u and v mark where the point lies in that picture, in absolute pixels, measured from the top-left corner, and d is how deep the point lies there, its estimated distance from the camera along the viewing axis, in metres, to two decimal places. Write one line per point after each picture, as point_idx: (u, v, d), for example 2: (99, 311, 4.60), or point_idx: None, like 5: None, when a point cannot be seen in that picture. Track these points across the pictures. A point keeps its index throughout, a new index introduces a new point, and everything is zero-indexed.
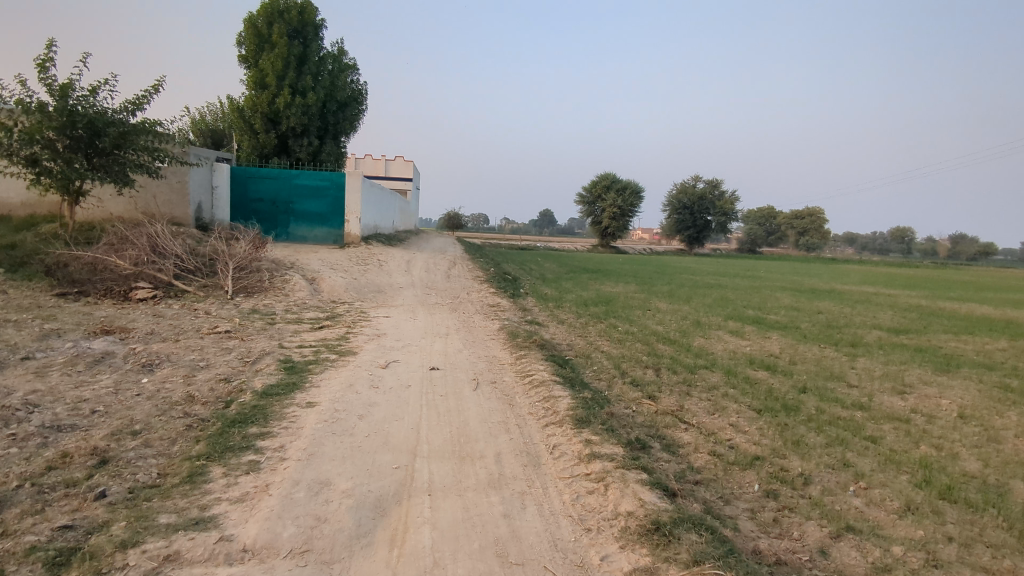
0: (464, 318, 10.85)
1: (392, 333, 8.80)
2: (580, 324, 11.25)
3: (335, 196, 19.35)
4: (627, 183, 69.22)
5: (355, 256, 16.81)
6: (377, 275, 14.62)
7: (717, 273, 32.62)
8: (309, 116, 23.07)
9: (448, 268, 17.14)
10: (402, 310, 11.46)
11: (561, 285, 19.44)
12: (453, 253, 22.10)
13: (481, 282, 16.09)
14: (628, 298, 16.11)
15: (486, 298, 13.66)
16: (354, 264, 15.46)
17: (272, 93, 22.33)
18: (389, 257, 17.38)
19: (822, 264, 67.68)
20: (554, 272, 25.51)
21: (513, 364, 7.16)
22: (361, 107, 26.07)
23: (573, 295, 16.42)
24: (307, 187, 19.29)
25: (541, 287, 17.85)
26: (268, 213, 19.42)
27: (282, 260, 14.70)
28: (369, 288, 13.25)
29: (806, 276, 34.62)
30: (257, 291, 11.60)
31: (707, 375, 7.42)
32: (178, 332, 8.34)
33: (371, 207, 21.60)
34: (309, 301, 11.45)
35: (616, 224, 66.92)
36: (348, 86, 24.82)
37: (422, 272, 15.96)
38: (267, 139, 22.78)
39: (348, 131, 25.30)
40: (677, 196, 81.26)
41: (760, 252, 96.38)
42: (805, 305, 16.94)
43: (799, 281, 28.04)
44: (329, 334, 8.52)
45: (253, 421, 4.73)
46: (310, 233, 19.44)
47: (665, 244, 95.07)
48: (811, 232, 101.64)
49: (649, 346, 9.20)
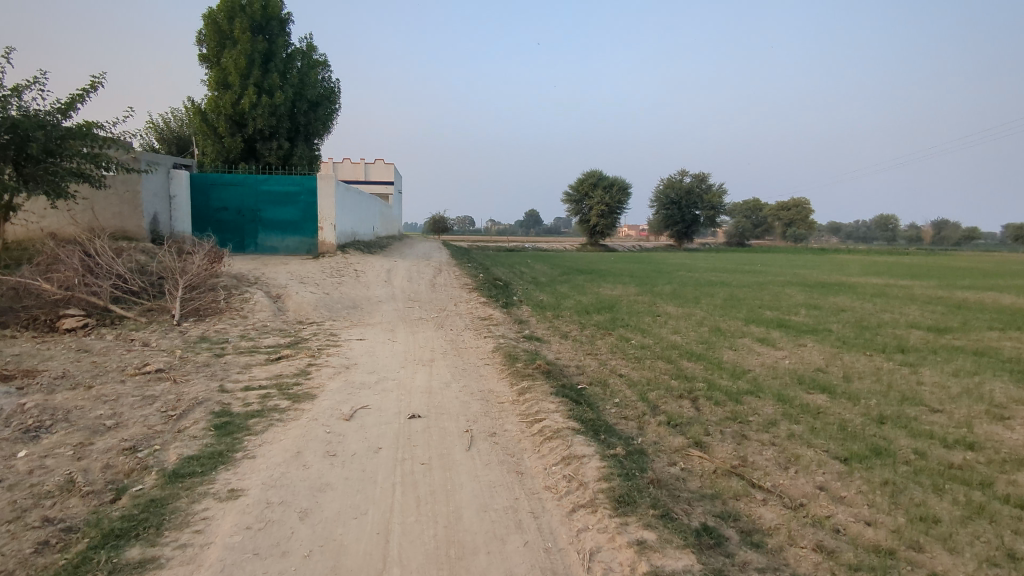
0: (452, 337, 9.31)
1: (365, 363, 7.26)
2: (586, 337, 9.73)
3: (307, 202, 17.71)
4: (614, 180, 67.94)
5: (330, 267, 15.20)
6: (352, 287, 13.02)
7: (715, 268, 31.31)
8: (277, 117, 21.41)
9: (432, 276, 15.55)
10: (379, 330, 9.89)
11: (556, 289, 17.96)
12: (439, 259, 20.51)
13: (470, 290, 14.54)
14: (633, 303, 14.61)
15: (476, 310, 12.11)
16: (328, 276, 13.85)
17: (236, 93, 20.65)
18: (367, 267, 15.78)
19: (814, 253, 66.88)
20: (547, 275, 24.03)
21: (515, 403, 5.63)
22: (336, 107, 24.40)
23: (572, 301, 14.91)
24: (275, 194, 17.68)
25: (536, 293, 16.34)
26: (234, 223, 17.77)
27: (244, 275, 13.06)
28: (344, 303, 11.66)
29: (805, 268, 33.39)
30: (209, 314, 9.98)
31: (759, 405, 5.94)
32: (96, 374, 6.72)
33: (347, 212, 19.88)
34: (270, 322, 9.86)
35: (604, 221, 65.64)
36: (320, 84, 23.16)
37: (404, 282, 14.38)
38: (233, 143, 21.06)
39: (322, 133, 23.61)
40: (664, 191, 80.13)
41: (748, 245, 95.60)
42: (824, 302, 15.54)
43: (802, 274, 26.78)
44: (287, 368, 6.96)
45: (140, 534, 3.16)
46: (282, 242, 17.81)
47: (653, 240, 93.99)
48: (799, 223, 101.22)
49: (674, 365, 7.71)
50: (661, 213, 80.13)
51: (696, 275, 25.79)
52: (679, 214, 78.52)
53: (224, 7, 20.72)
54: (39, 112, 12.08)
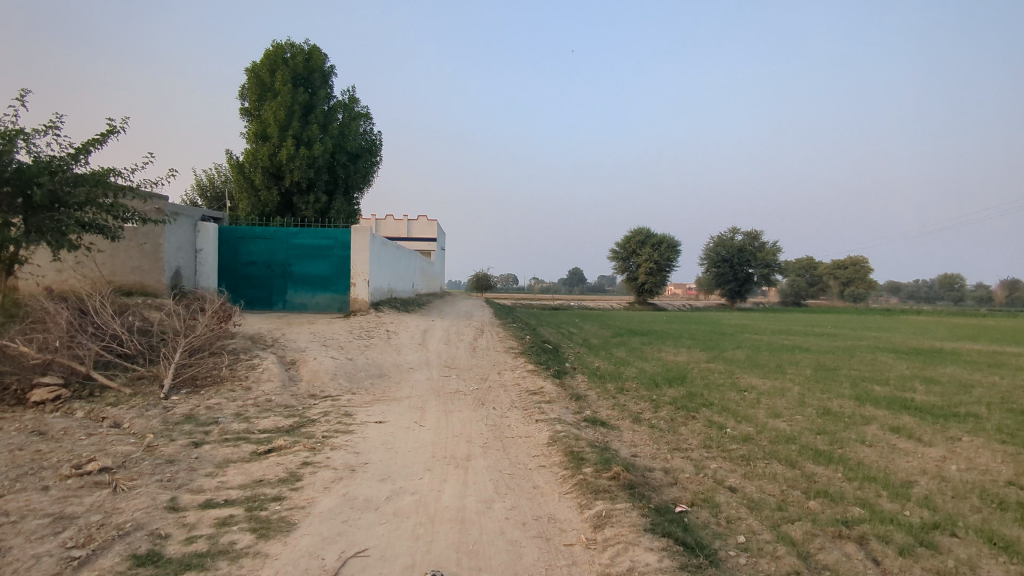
0: (495, 419, 7.40)
1: (379, 461, 5.40)
2: (665, 423, 7.65)
3: (340, 255, 16.44)
4: (662, 237, 65.88)
5: (360, 326, 13.63)
6: (381, 352, 11.31)
7: (780, 330, 28.71)
8: (315, 169, 20.53)
9: (474, 339, 13.77)
10: (407, 406, 8.08)
11: (611, 354, 15.93)
12: (482, 318, 18.83)
13: (515, 355, 12.69)
14: (705, 373, 12.44)
15: (524, 380, 10.19)
16: (355, 338, 12.23)
17: (275, 145, 19.92)
18: (401, 327, 14.15)
19: (879, 315, 62.79)
20: (599, 336, 21.99)
21: (592, 550, 3.67)
22: (378, 161, 23.48)
23: (633, 370, 12.83)
24: (307, 247, 16.46)
25: (590, 359, 14.36)
26: (262, 278, 16.51)
27: (261, 337, 11.55)
28: (369, 370, 9.93)
29: (881, 331, 30.43)
30: (206, 384, 8.35)
31: (971, 557, 3.81)
32: (23, 473, 5.04)
33: (384, 267, 18.43)
34: (277, 395, 8.17)
35: (653, 279, 63.41)
36: (361, 136, 22.32)
37: (441, 345, 12.61)
38: (269, 196, 20.22)
39: (362, 186, 22.61)
40: (714, 249, 77.66)
41: (805, 305, 91.22)
42: (936, 374, 13.05)
43: (885, 339, 24.01)
44: (274, 468, 5.16)
45: None
46: (312, 298, 16.48)
47: (703, 298, 90.85)
48: (857, 282, 96.72)
49: (799, 469, 5.60)
50: (712, 271, 77.39)
51: (764, 338, 23.36)
52: (731, 272, 75.65)
53: (266, 60, 20.31)
54: (51, 157, 11.14)
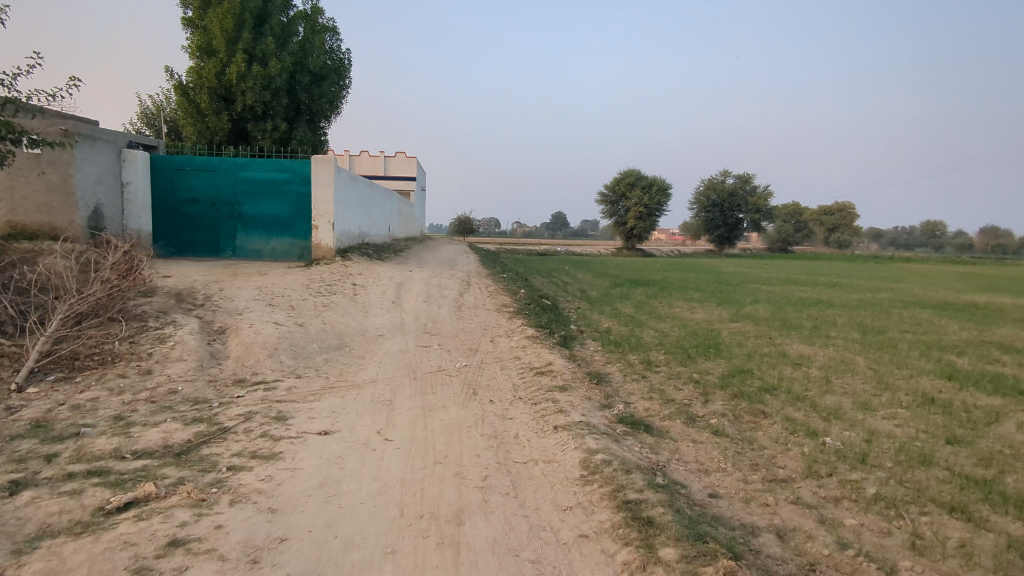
0: (494, 422, 5.19)
1: (308, 533, 3.16)
2: (731, 426, 5.47)
3: (299, 192, 13.85)
4: (653, 180, 63.27)
5: (321, 279, 11.23)
6: (341, 313, 8.94)
7: (785, 279, 26.77)
8: (271, 91, 17.53)
9: (459, 294, 11.46)
10: (370, 397, 5.83)
11: (618, 311, 13.78)
12: (467, 267, 16.49)
13: (511, 315, 10.46)
14: (739, 339, 10.31)
15: (527, 354, 7.96)
16: (312, 294, 9.85)
17: (222, 61, 16.83)
18: (371, 279, 11.77)
19: (870, 262, 61.69)
20: (597, 287, 19.82)
21: None
22: (346, 85, 20.45)
23: (652, 334, 10.64)
24: (260, 182, 13.79)
25: (597, 319, 12.18)
26: (206, 219, 13.83)
27: (190, 295, 9.11)
28: (324, 340, 7.60)
29: (890, 280, 28.80)
30: (89, 367, 5.95)
31: None
32: None
33: (354, 208, 15.74)
34: (187, 383, 5.82)
35: (642, 224, 60.82)
36: (326, 54, 19.21)
37: (418, 302, 10.28)
38: (218, 123, 17.28)
39: (329, 113, 19.67)
40: (705, 192, 75.33)
41: (792, 251, 90.00)
42: (1004, 339, 11.12)
43: (902, 291, 22.27)
44: (113, 558, 2.87)
45: None
46: (267, 245, 13.95)
47: (689, 243, 89.10)
48: (844, 229, 95.74)
49: (996, 535, 3.48)
50: (702, 216, 75.29)
51: (775, 289, 21.45)
52: (721, 217, 73.78)
53: None
54: None
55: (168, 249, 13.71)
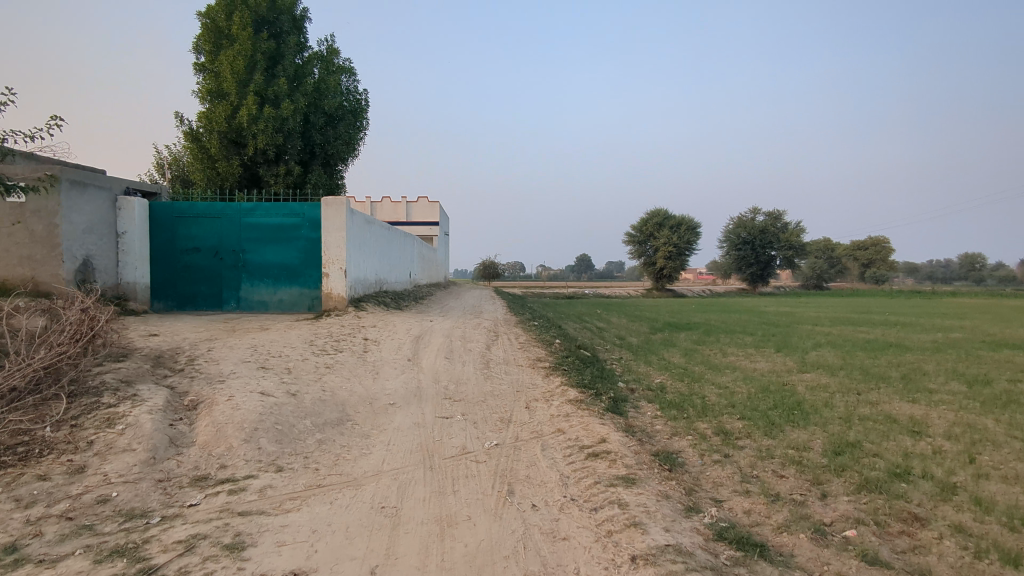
0: (542, 548, 3.61)
1: None
2: (881, 546, 3.80)
3: (309, 238, 12.62)
4: (683, 218, 61.77)
5: (330, 333, 9.85)
6: (346, 377, 7.49)
7: (836, 319, 24.81)
8: (284, 133, 16.65)
9: (486, 348, 9.97)
10: (370, 502, 4.29)
11: (666, 362, 12.14)
12: (494, 315, 15.03)
13: (548, 372, 8.90)
14: (823, 396, 8.58)
15: (573, 427, 6.37)
16: (316, 353, 8.44)
17: (233, 104, 16.01)
18: (387, 331, 10.36)
19: (913, 298, 58.88)
20: (635, 333, 18.18)
21: None
22: (364, 126, 19.54)
23: (716, 391, 8.97)
24: (266, 228, 12.65)
25: (645, 373, 10.55)
26: (208, 270, 12.67)
27: (172, 358, 7.75)
28: (320, 414, 6.13)
29: (951, 317, 26.60)
30: (4, 464, 4.51)
31: None
32: None
33: (369, 253, 14.54)
34: (126, 485, 4.36)
35: (673, 264, 59.40)
36: (342, 95, 18.35)
37: (438, 359, 8.80)
38: (229, 168, 16.38)
39: (346, 156, 18.69)
40: (735, 230, 73.56)
41: (828, 288, 87.11)
42: None
43: (974, 329, 20.16)
44: None
45: None
46: (274, 295, 12.73)
47: (720, 282, 86.87)
48: (880, 264, 92.77)
49: None
50: (734, 254, 73.32)
51: (832, 330, 19.56)
52: (753, 255, 71.79)
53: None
54: None
55: (167, 302, 12.54)
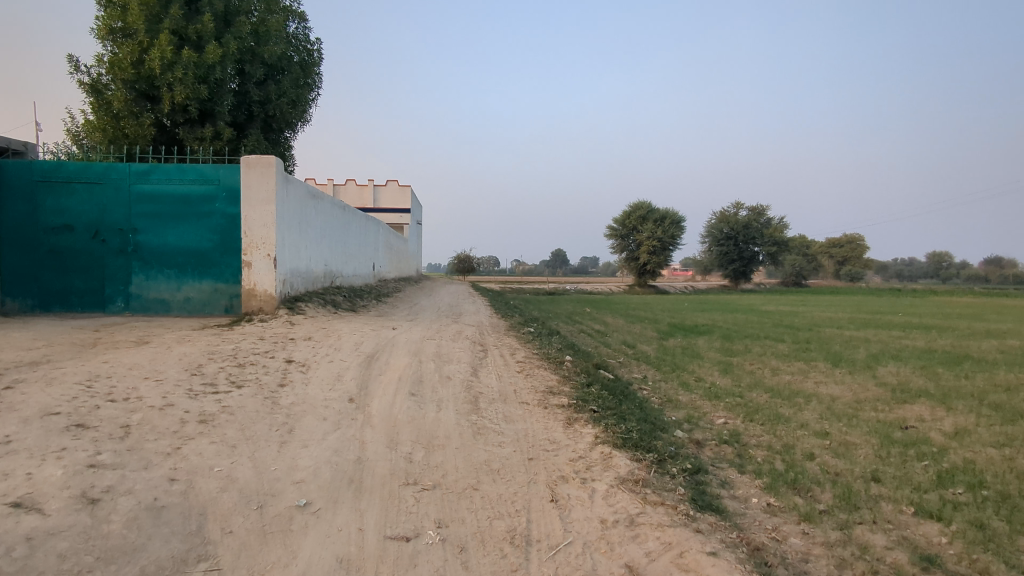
0: None
1: None
2: None
3: (225, 212, 9.28)
4: (664, 212, 59.19)
5: (238, 352, 6.54)
6: (231, 441, 4.22)
7: (852, 322, 22.30)
8: (210, 85, 13.23)
9: (471, 374, 6.75)
10: None
11: (708, 386, 9.12)
12: (478, 318, 11.82)
13: (571, 418, 5.75)
14: (995, 457, 5.58)
15: (657, 567, 3.22)
16: (196, 390, 5.12)
17: (142, 44, 12.59)
18: (327, 347, 7.07)
19: (898, 297, 57.53)
20: (642, 340, 15.22)
21: None
22: (318, 85, 16.12)
23: (822, 445, 5.94)
24: (166, 200, 9.28)
25: (697, 409, 7.43)
26: (82, 255, 9.16)
27: None
28: (132, 557, 2.87)
29: (968, 319, 24.38)
30: None
31: None
32: None
33: (314, 239, 11.17)
34: None
35: (655, 259, 56.94)
36: (288, 42, 14.86)
37: (399, 398, 5.55)
38: (137, 127, 12.99)
39: (294, 119, 15.26)
40: (717, 225, 71.43)
41: (806, 286, 86.04)
42: None
43: (1019, 335, 17.76)
44: None
45: None
46: (177, 293, 9.34)
47: (699, 279, 85.10)
48: (857, 262, 92.29)
49: None
50: (716, 249, 71.27)
51: (864, 336, 16.90)
52: (735, 251, 69.96)
53: None
54: None
55: (24, 301, 9.02)
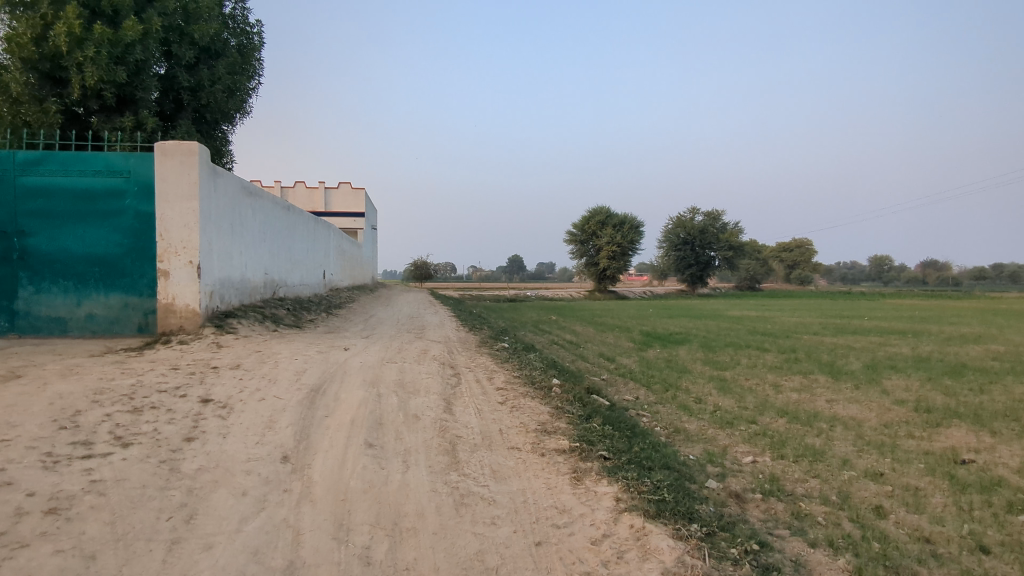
0: None
1: None
2: None
3: (137, 211, 7.64)
4: (624, 218, 58.84)
5: (138, 388, 4.99)
6: (88, 548, 2.74)
7: (824, 327, 21.79)
8: (129, 66, 11.46)
9: (444, 412, 5.36)
10: None
11: (712, 409, 7.97)
12: (444, 332, 10.43)
13: (579, 470, 4.45)
14: None
15: None
16: (57, 454, 3.58)
17: (45, 19, 10.80)
18: (259, 378, 5.58)
19: (849, 299, 58.64)
20: (620, 352, 14.08)
21: None
22: (259, 73, 14.46)
23: (885, 494, 4.81)
24: (63, 195, 7.58)
25: (714, 443, 6.22)
26: None
27: None
28: None
29: (932, 322, 24.25)
30: None
31: None
32: None
33: (251, 243, 9.56)
34: None
35: (615, 264, 56.46)
36: (223, 23, 13.17)
37: (351, 454, 4.12)
38: (41, 114, 11.15)
39: (231, 109, 13.56)
40: (674, 230, 71.62)
41: (759, 289, 87.39)
42: None
43: (994, 339, 17.42)
44: None
45: None
46: (77, 309, 7.62)
47: (656, 284, 85.43)
48: (807, 265, 94.38)
49: None
50: (673, 254, 71.47)
51: (846, 343, 16.22)
52: (692, 255, 70.27)
53: None
54: None
55: None
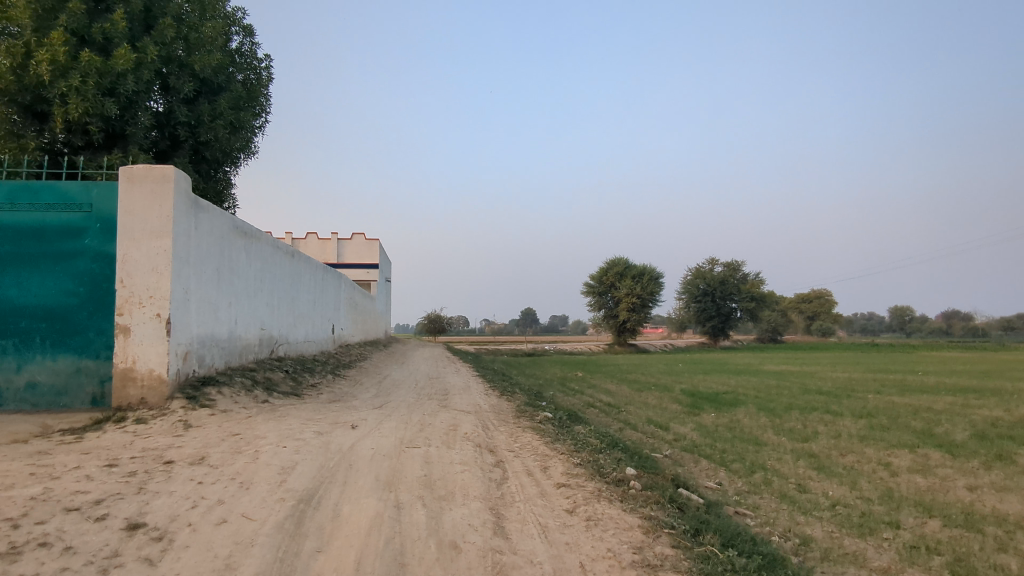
0: None
1: None
2: None
3: (96, 252, 6.13)
4: (643, 269, 57.31)
5: (36, 505, 3.31)
6: None
7: (882, 384, 19.77)
8: (119, 99, 10.20)
9: (495, 534, 3.62)
10: None
11: (830, 503, 6.11)
12: (472, 398, 8.72)
13: None
14: None
15: None
16: None
17: (27, 45, 9.56)
18: (228, 479, 3.89)
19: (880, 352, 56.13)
20: (670, 417, 12.22)
21: None
22: (266, 111, 13.29)
23: None
24: (6, 233, 6.11)
25: (869, 567, 4.39)
26: None
27: None
28: None
29: (996, 377, 22.07)
30: None
31: None
32: None
33: (242, 294, 7.96)
34: None
35: (636, 317, 54.64)
36: (227, 56, 12.03)
37: None
38: (16, 149, 9.84)
39: (233, 148, 12.30)
40: (693, 281, 69.92)
41: (782, 341, 84.92)
42: None
43: None
44: None
45: None
46: (14, 376, 6.01)
47: (675, 336, 83.17)
48: (829, 317, 91.95)
49: None
50: (694, 306, 69.57)
51: (923, 403, 14.23)
52: (712, 307, 68.36)
53: None
54: None
55: None
